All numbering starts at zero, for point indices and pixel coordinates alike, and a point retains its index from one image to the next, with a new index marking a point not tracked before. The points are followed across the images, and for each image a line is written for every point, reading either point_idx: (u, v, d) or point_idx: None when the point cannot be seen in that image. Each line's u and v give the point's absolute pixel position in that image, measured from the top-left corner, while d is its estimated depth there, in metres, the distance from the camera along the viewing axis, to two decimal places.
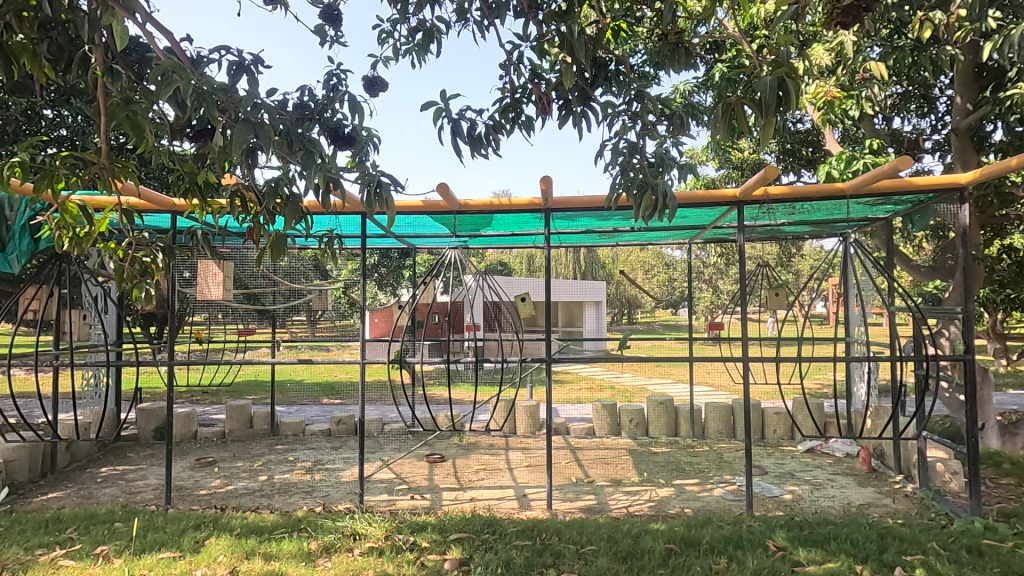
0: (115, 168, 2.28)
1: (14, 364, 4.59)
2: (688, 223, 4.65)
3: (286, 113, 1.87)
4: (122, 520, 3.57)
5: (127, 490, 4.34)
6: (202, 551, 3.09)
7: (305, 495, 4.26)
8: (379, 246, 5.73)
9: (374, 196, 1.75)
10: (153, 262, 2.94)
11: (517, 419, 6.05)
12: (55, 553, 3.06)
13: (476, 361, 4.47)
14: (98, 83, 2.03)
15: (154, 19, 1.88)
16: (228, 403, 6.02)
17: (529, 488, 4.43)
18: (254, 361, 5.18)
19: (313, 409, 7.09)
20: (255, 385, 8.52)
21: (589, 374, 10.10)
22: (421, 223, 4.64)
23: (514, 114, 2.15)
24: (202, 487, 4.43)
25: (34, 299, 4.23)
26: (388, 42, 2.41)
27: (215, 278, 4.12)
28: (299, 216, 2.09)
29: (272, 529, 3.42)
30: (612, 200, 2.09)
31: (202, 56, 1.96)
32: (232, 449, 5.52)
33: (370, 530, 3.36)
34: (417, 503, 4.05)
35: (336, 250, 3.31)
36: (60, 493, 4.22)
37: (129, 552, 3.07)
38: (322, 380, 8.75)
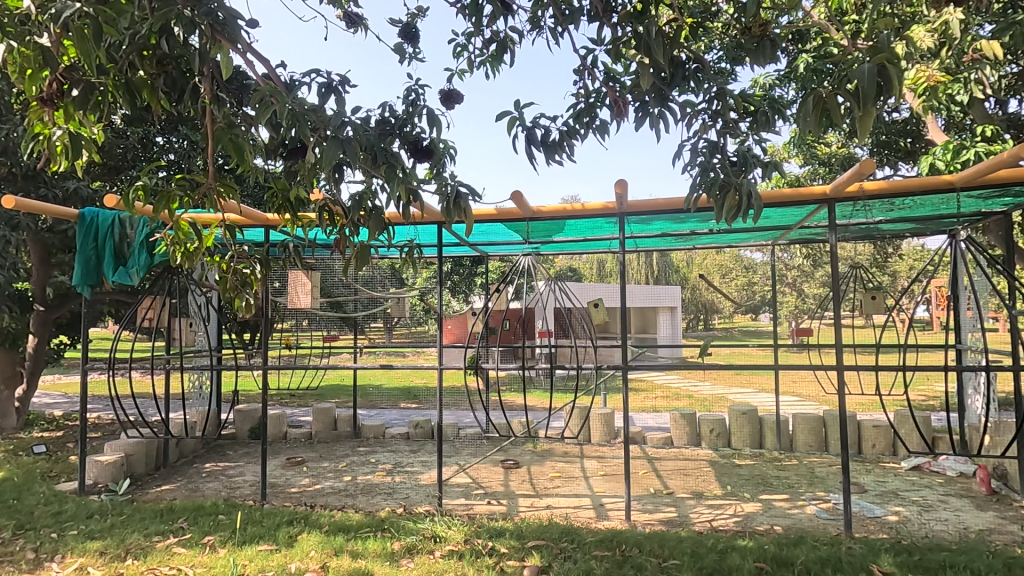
0: (219, 188, 2.52)
1: (133, 368, 5.09)
2: (773, 223, 4.40)
3: (370, 129, 2.01)
4: (226, 512, 3.85)
5: (228, 485, 4.68)
6: (296, 546, 3.27)
7: (387, 496, 4.42)
8: (455, 254, 5.84)
9: (453, 205, 1.87)
10: (252, 273, 3.21)
11: (592, 427, 5.97)
12: (169, 540, 3.34)
13: (552, 367, 4.38)
14: (207, 111, 2.30)
15: (253, 49, 2.06)
16: (315, 406, 6.36)
17: (606, 497, 4.35)
18: (338, 366, 5.38)
19: (392, 413, 7.33)
20: (338, 390, 8.95)
21: (664, 382, 9.79)
22: (495, 231, 4.73)
23: (589, 119, 2.15)
24: (292, 484, 4.71)
25: (149, 309, 4.68)
26: (464, 55, 2.49)
27: (304, 287, 4.38)
28: (382, 227, 2.24)
29: (357, 528, 3.57)
30: (691, 203, 2.03)
31: (294, 79, 2.14)
32: (319, 449, 5.81)
33: (450, 534, 3.43)
34: (493, 509, 4.09)
35: (416, 260, 3.43)
36: (171, 486, 4.62)
37: (232, 542, 3.30)
38: (400, 387, 9.04)
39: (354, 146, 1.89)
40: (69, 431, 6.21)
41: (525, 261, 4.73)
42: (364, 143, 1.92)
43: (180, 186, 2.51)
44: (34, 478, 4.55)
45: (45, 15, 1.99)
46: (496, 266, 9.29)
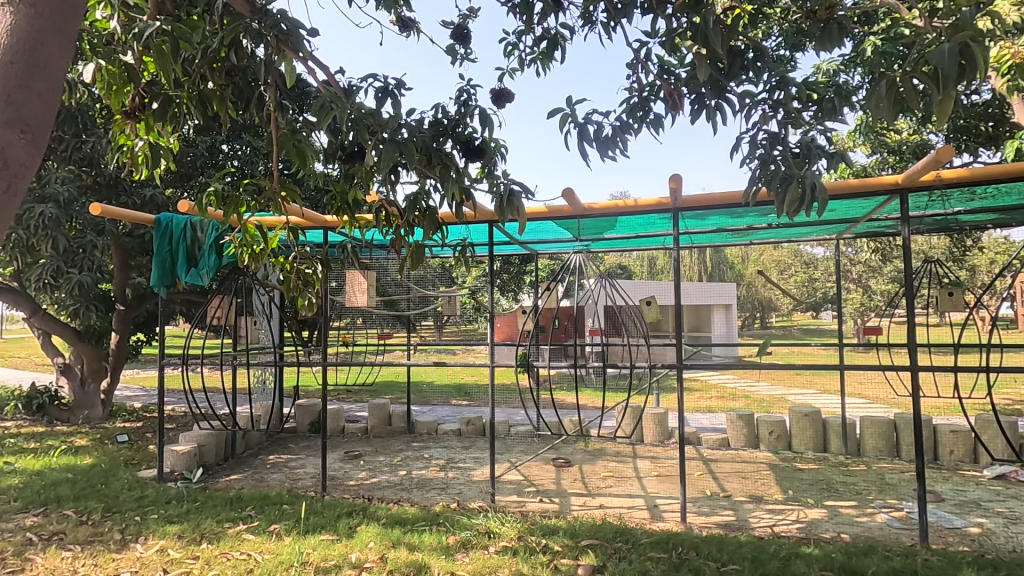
0: (283, 192, 2.65)
1: (204, 363, 5.40)
2: (838, 216, 4.19)
3: (424, 131, 2.06)
4: (290, 502, 4.03)
5: (291, 476, 4.89)
6: (355, 537, 3.38)
7: (441, 491, 4.50)
8: (505, 252, 5.88)
9: (506, 203, 1.90)
10: (314, 273, 3.33)
11: (644, 427, 5.87)
12: (239, 527, 3.52)
13: (604, 366, 4.33)
14: (272, 118, 2.42)
15: (315, 57, 2.15)
16: (371, 402, 6.56)
17: (660, 498, 4.27)
18: (392, 363, 5.52)
19: (444, 410, 7.46)
20: (392, 387, 9.18)
21: (719, 382, 9.51)
22: (546, 228, 4.72)
23: (642, 113, 2.12)
24: (351, 477, 4.87)
25: (218, 308, 4.95)
26: (515, 53, 2.50)
27: (360, 286, 4.51)
28: (436, 227, 2.29)
29: (414, 521, 3.65)
30: (750, 196, 1.97)
31: (353, 84, 2.22)
32: (375, 444, 5.98)
33: (504, 530, 3.46)
34: (546, 506, 4.09)
35: (468, 259, 3.47)
36: (239, 476, 4.88)
37: (296, 531, 3.45)
38: (451, 384, 9.18)
39: (409, 148, 1.94)
40: (147, 422, 6.66)
41: (577, 258, 4.70)
42: (418, 145, 1.97)
43: (247, 191, 2.65)
44: (119, 465, 4.90)
45: (129, 34, 2.14)
46: (545, 264, 9.28)
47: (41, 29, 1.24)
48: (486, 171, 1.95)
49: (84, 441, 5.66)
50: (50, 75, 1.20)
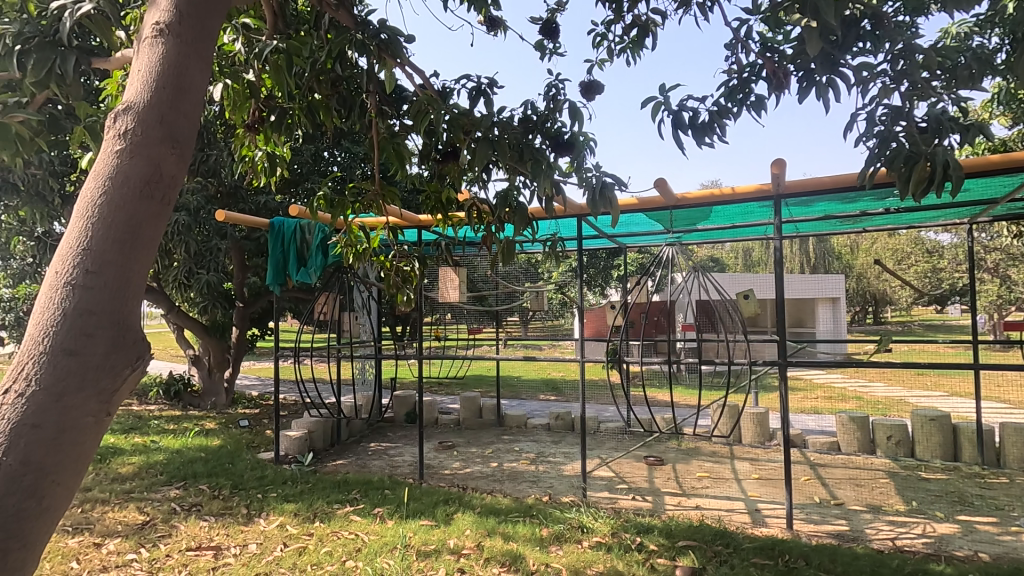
0: (384, 193, 2.80)
1: (312, 356, 5.84)
2: (971, 197, 3.74)
3: (515, 128, 2.09)
4: (391, 488, 4.26)
5: (391, 463, 5.16)
6: (452, 523, 3.51)
7: (532, 483, 4.55)
8: (594, 246, 5.82)
9: (599, 196, 1.90)
10: (411, 270, 3.49)
11: (743, 427, 5.58)
12: (347, 508, 3.78)
13: (700, 362, 4.16)
14: (373, 124, 2.56)
15: (412, 63, 2.25)
16: (462, 395, 6.76)
17: (763, 502, 4.04)
18: (483, 357, 5.65)
19: (533, 404, 7.53)
20: (481, 380, 9.41)
21: (826, 381, 8.84)
22: (636, 221, 4.62)
23: (742, 96, 2.01)
24: (446, 467, 5.06)
25: (324, 304, 5.33)
26: (604, 44, 2.47)
27: (452, 282, 4.66)
28: (526, 222, 2.32)
29: (507, 512, 3.72)
30: (868, 178, 1.81)
31: (446, 86, 2.30)
32: (467, 435, 6.17)
33: (597, 525, 3.44)
34: (639, 504, 4.02)
35: (558, 254, 3.47)
36: (344, 461, 5.22)
37: (398, 515, 3.65)
38: (538, 379, 9.24)
39: (501, 145, 1.99)
40: (264, 408, 7.31)
41: (669, 251, 4.56)
42: (511, 142, 2.01)
43: (352, 194, 2.82)
44: (242, 447, 5.42)
45: (250, 54, 2.34)
46: (633, 257, 9.08)
47: (186, 56, 1.40)
48: (577, 165, 1.95)
49: (214, 424, 6.31)
50: (194, 95, 1.35)
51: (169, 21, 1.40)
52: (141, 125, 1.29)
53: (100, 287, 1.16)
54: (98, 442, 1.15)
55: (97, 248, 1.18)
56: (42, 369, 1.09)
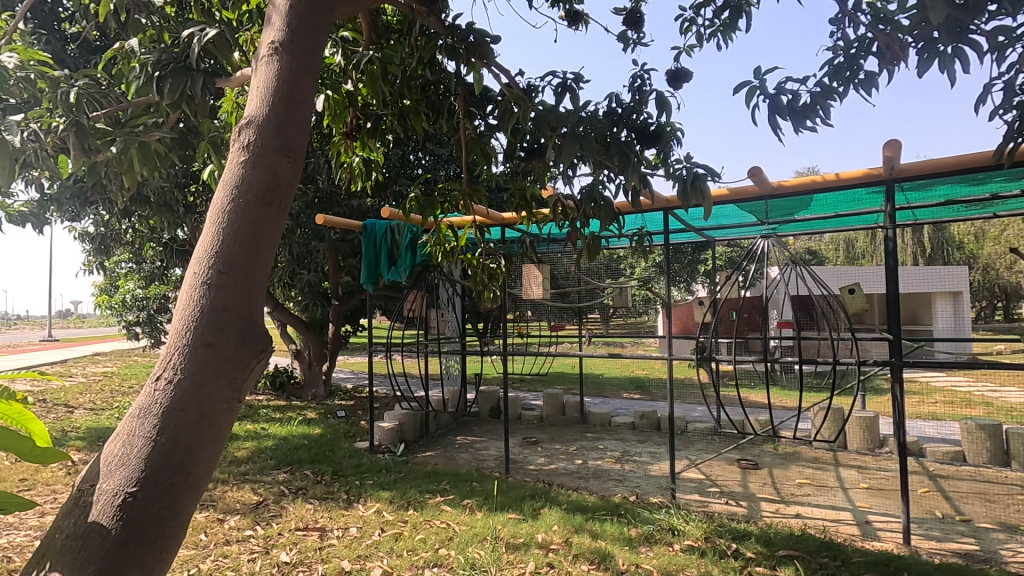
0: (471, 193, 2.87)
1: (401, 351, 6.10)
2: None
3: (600, 122, 2.07)
4: (478, 480, 4.36)
5: (477, 457, 5.29)
6: (540, 518, 3.53)
7: (618, 482, 4.48)
8: (683, 241, 5.63)
9: (692, 188, 1.86)
10: (497, 267, 3.55)
11: (848, 432, 5.17)
12: (438, 498, 3.91)
13: (801, 362, 3.89)
14: (460, 126, 2.63)
15: (497, 64, 2.30)
16: (545, 391, 6.78)
17: (873, 514, 3.73)
18: (566, 353, 5.63)
19: (617, 402, 7.41)
20: (563, 377, 9.38)
21: (946, 384, 7.98)
22: (729, 213, 4.42)
23: (850, 74, 1.85)
24: (530, 462, 5.10)
25: (413, 302, 5.55)
26: (692, 29, 2.37)
27: (536, 279, 4.68)
28: (613, 218, 2.30)
29: (594, 510, 3.69)
30: (1004, 157, 1.61)
31: (531, 85, 2.32)
32: (551, 432, 6.19)
33: (689, 528, 3.33)
34: (733, 509, 3.84)
35: (646, 249, 3.39)
36: (433, 453, 5.41)
37: (486, 507, 3.73)
38: (622, 377, 9.07)
39: (588, 140, 1.99)
40: (358, 400, 7.73)
41: (764, 243, 4.31)
42: (597, 137, 2.00)
43: (441, 195, 2.92)
44: (340, 436, 5.77)
45: (348, 66, 2.49)
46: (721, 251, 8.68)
47: (297, 71, 1.51)
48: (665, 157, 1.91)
49: (314, 414, 6.76)
50: (305, 106, 1.45)
51: (282, 40, 1.52)
52: (261, 137, 1.40)
53: (230, 286, 1.28)
54: (232, 425, 1.26)
55: (226, 251, 1.30)
56: (185, 360, 1.22)
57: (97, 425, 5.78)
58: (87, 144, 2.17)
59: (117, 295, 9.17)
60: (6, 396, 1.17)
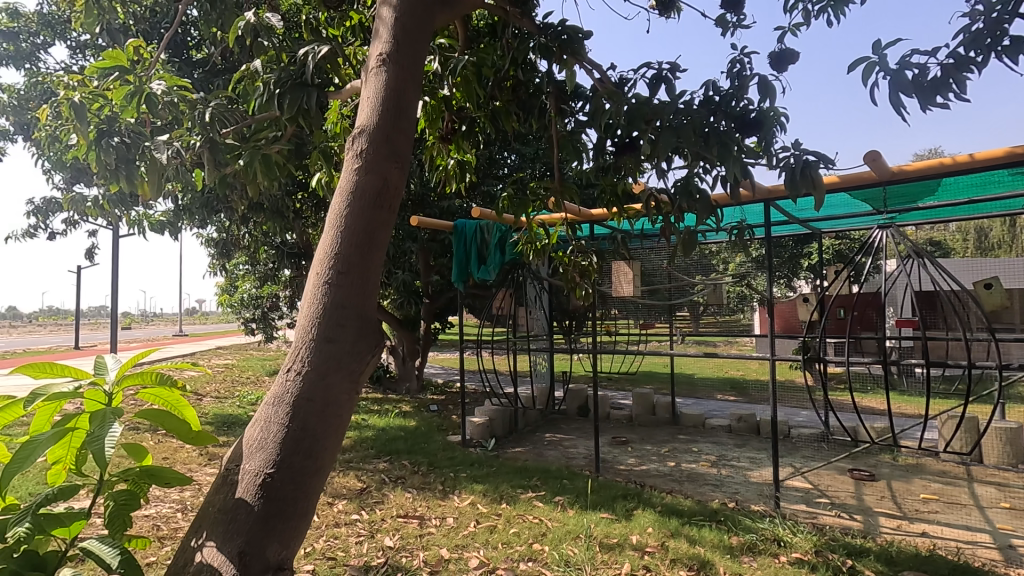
0: (563, 190, 2.88)
1: (491, 348, 6.23)
2: None
3: (699, 111, 2.01)
4: (569, 478, 4.36)
5: (566, 455, 5.28)
6: (634, 520, 3.47)
7: (714, 487, 4.30)
8: (786, 233, 5.28)
9: (801, 176, 1.77)
10: (588, 265, 3.54)
11: (984, 444, 4.61)
12: (530, 494, 3.96)
13: (926, 365, 3.53)
14: (551, 124, 2.64)
15: (589, 59, 2.28)
16: (635, 390, 6.64)
17: (1019, 538, 3.30)
18: (657, 352, 5.48)
19: (711, 404, 7.09)
20: (652, 377, 9.14)
21: None
22: (840, 202, 4.09)
23: (991, 41, 1.64)
24: (621, 462, 5.02)
25: (502, 299, 5.64)
26: (797, 6, 2.22)
27: (626, 277, 4.61)
28: (711, 211, 2.22)
29: (690, 514, 3.57)
30: None
31: (624, 78, 2.28)
32: (641, 432, 6.05)
33: (797, 540, 3.12)
34: (846, 523, 3.55)
35: (746, 243, 3.22)
36: (523, 448, 5.48)
37: (578, 505, 3.72)
38: (715, 378, 8.68)
39: (686, 130, 1.95)
40: (449, 395, 7.99)
41: (882, 234, 3.94)
42: (695, 127, 1.94)
43: (534, 193, 2.95)
44: (434, 429, 5.99)
45: (446, 70, 2.58)
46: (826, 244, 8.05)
47: (403, 79, 1.59)
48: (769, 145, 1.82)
49: (409, 407, 7.08)
50: (411, 112, 1.52)
51: (389, 51, 1.60)
52: (372, 145, 1.49)
53: (348, 285, 1.37)
54: (352, 415, 1.35)
55: (343, 253, 1.40)
56: (311, 353, 1.32)
57: (222, 411, 6.42)
58: (218, 157, 2.31)
59: (236, 295, 10.12)
60: (168, 381, 1.26)
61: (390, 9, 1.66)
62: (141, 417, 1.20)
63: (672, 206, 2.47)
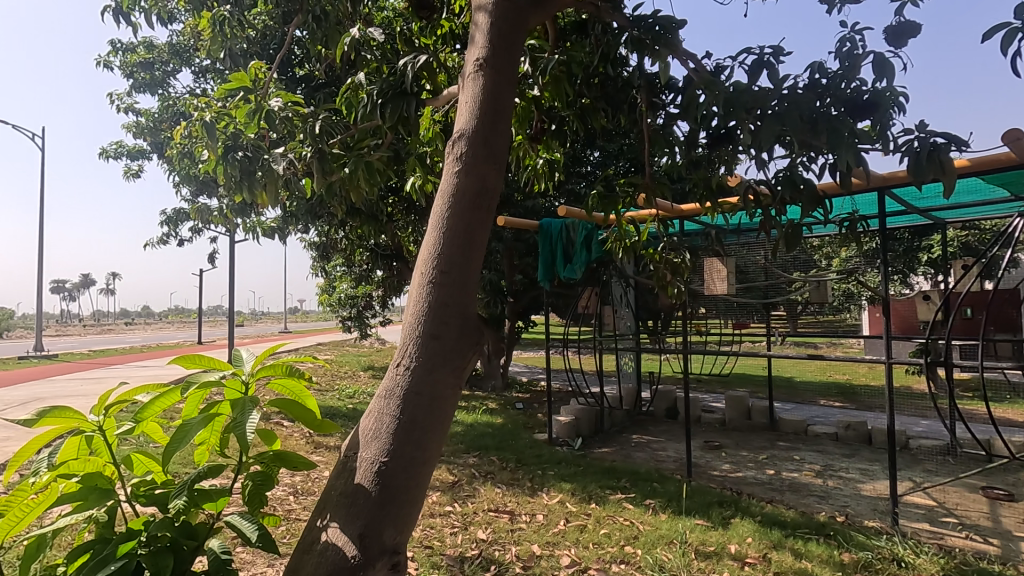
0: (655, 186, 2.81)
1: (576, 347, 6.20)
2: None
3: (806, 96, 1.89)
4: (660, 481, 4.24)
5: (655, 457, 5.14)
6: (731, 528, 3.31)
7: (820, 499, 4.01)
8: (904, 224, 4.82)
9: (927, 160, 1.61)
10: (681, 262, 3.43)
11: None
12: (619, 495, 3.90)
13: None
14: (641, 119, 2.59)
15: (683, 49, 2.21)
16: (728, 393, 6.35)
17: None
18: (753, 353, 5.20)
19: (813, 410, 6.62)
20: (746, 379, 8.68)
21: None
22: (971, 188, 3.67)
23: None
24: (715, 467, 4.81)
25: (588, 298, 5.60)
26: None
27: (719, 273, 4.40)
28: (818, 202, 2.09)
29: (794, 526, 3.35)
30: None
31: (720, 66, 2.19)
32: (735, 437, 5.76)
33: (920, 562, 2.84)
34: (979, 546, 3.18)
35: (859, 236, 2.98)
36: (610, 449, 5.40)
37: (671, 510, 3.61)
38: (818, 382, 8.08)
39: (792, 117, 1.88)
40: (533, 394, 8.04)
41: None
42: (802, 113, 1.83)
43: (624, 190, 2.91)
44: (520, 427, 6.06)
45: (536, 70, 2.60)
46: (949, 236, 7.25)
47: (498, 82, 1.62)
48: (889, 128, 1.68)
49: (495, 404, 7.20)
50: (508, 115, 1.55)
51: (485, 56, 1.64)
52: (471, 148, 1.53)
53: (450, 284, 1.42)
54: (456, 409, 1.40)
55: (445, 253, 1.45)
56: (418, 349, 1.38)
57: (324, 403, 6.87)
58: (326, 167, 2.48)
59: (335, 294, 10.80)
60: (295, 372, 1.39)
61: (485, 15, 1.69)
62: (273, 406, 1.32)
63: (770, 198, 2.37)
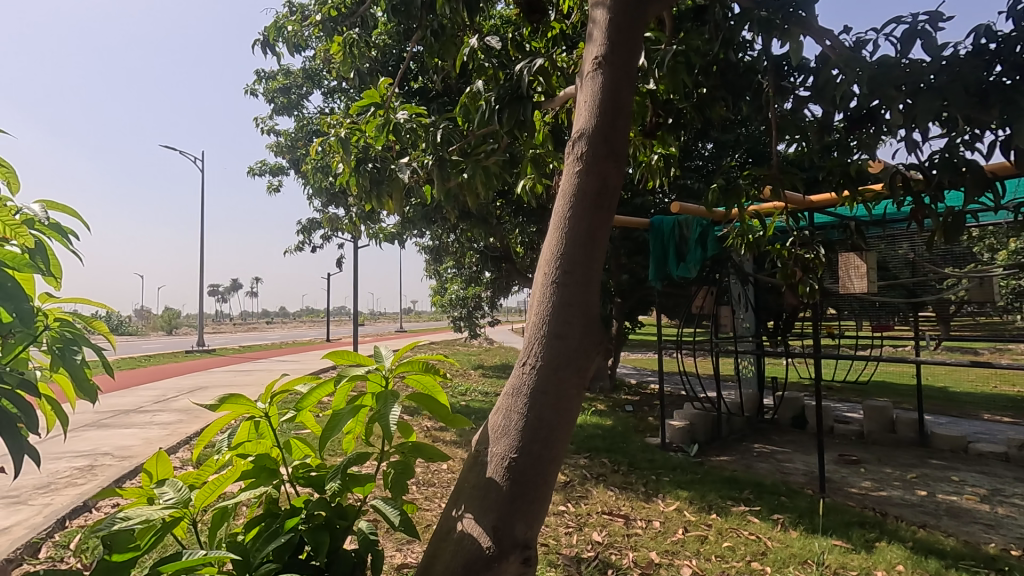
0: (784, 176, 2.61)
1: (691, 349, 5.93)
2: None
3: (972, 64, 1.68)
4: (788, 495, 3.94)
5: (781, 469, 4.77)
6: (876, 553, 2.98)
7: (988, 528, 3.48)
8: None
9: None
10: (814, 257, 3.15)
11: None
12: (742, 507, 3.67)
13: None
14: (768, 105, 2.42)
15: (817, 26, 2.05)
16: (866, 402, 5.74)
17: None
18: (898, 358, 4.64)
19: (974, 425, 5.77)
20: (887, 388, 7.78)
21: None
22: None
23: None
24: (852, 484, 4.36)
25: (703, 298, 5.34)
26: None
27: (858, 270, 3.93)
28: (987, 185, 1.83)
29: (956, 557, 2.94)
30: None
31: (862, 41, 2.00)
32: (877, 451, 5.18)
33: None
34: None
35: None
36: (729, 458, 5.10)
37: (803, 527, 3.33)
38: (980, 395, 7.03)
39: (956, 89, 1.68)
40: (644, 397, 7.82)
41: None
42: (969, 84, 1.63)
43: (749, 182, 2.73)
44: (631, 430, 5.92)
45: (652, 63, 2.53)
46: None
47: (618, 78, 1.59)
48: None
49: (604, 406, 7.10)
50: (628, 110, 1.51)
51: (604, 53, 1.62)
52: (591, 147, 1.52)
53: (573, 284, 1.42)
54: (581, 409, 1.40)
55: (568, 253, 1.45)
56: (543, 348, 1.39)
57: None
58: (445, 173, 2.60)
59: (446, 295, 11.29)
60: (430, 368, 1.44)
61: (603, 10, 1.67)
62: (410, 400, 1.41)
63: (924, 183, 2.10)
